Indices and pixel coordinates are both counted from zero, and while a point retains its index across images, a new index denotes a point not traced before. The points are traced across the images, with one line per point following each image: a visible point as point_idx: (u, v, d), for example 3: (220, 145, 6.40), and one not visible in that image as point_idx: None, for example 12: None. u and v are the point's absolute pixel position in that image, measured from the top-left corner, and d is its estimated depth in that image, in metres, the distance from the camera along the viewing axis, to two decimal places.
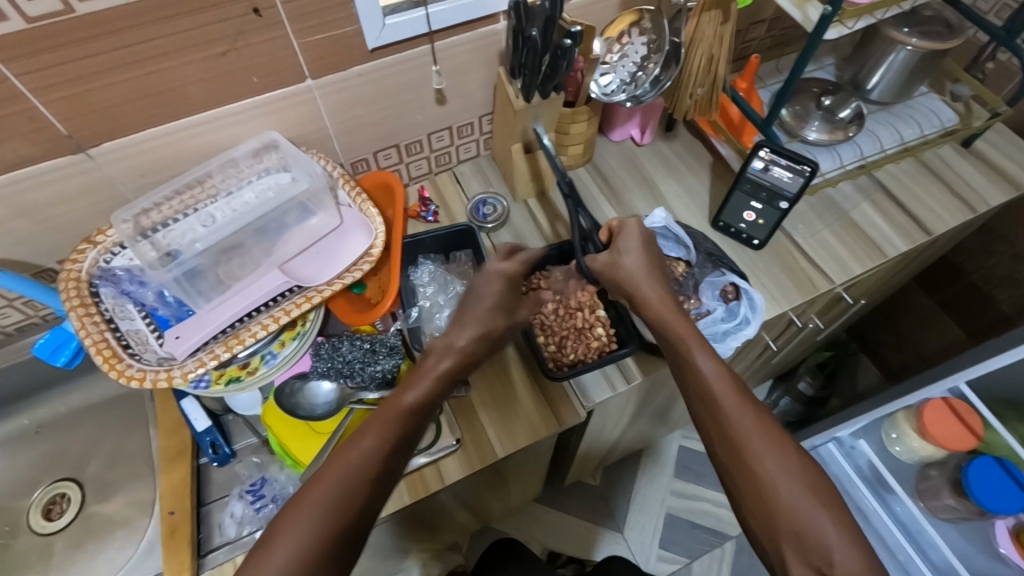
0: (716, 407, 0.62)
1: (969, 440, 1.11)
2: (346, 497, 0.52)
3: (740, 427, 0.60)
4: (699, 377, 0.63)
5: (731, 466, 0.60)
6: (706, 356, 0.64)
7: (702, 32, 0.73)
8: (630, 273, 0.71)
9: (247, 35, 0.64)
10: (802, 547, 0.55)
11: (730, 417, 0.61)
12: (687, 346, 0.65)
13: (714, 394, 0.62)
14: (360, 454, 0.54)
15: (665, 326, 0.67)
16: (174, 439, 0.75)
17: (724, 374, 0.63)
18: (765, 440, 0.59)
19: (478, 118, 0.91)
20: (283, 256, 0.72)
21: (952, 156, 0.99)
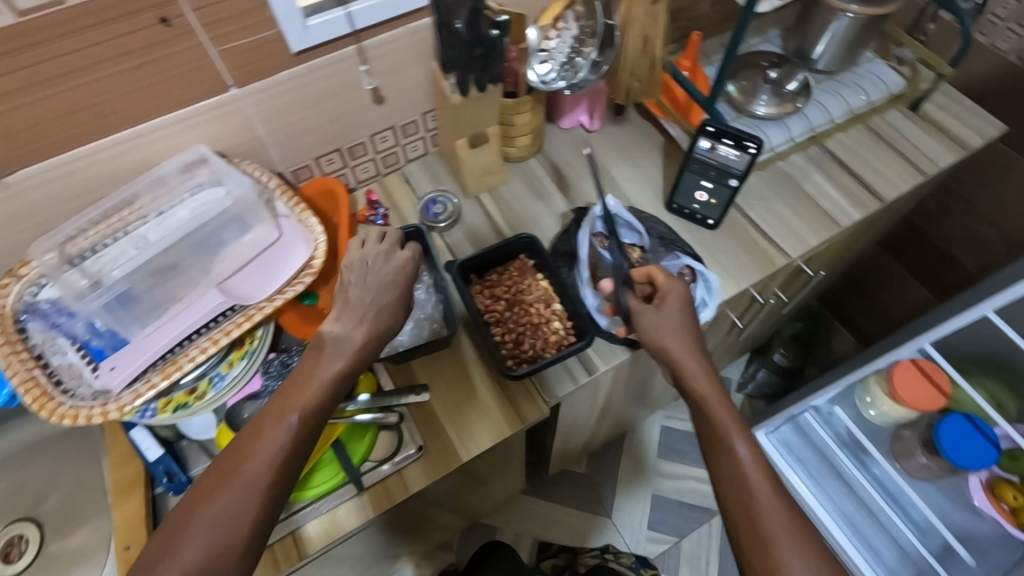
0: (744, 495, 0.59)
1: (939, 398, 1.12)
2: (233, 525, 0.52)
3: (772, 524, 0.57)
4: (733, 467, 0.60)
5: (750, 554, 0.57)
6: (745, 443, 0.61)
7: (634, 12, 0.72)
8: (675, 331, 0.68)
9: (159, 46, 0.61)
10: None
11: (760, 508, 0.58)
12: (725, 434, 0.62)
13: (747, 482, 0.59)
14: (245, 472, 0.53)
15: (704, 412, 0.65)
16: (125, 470, 0.73)
17: (761, 462, 0.60)
18: (794, 540, 0.56)
19: (422, 115, 0.89)
20: (220, 275, 0.69)
21: (901, 121, 0.99)
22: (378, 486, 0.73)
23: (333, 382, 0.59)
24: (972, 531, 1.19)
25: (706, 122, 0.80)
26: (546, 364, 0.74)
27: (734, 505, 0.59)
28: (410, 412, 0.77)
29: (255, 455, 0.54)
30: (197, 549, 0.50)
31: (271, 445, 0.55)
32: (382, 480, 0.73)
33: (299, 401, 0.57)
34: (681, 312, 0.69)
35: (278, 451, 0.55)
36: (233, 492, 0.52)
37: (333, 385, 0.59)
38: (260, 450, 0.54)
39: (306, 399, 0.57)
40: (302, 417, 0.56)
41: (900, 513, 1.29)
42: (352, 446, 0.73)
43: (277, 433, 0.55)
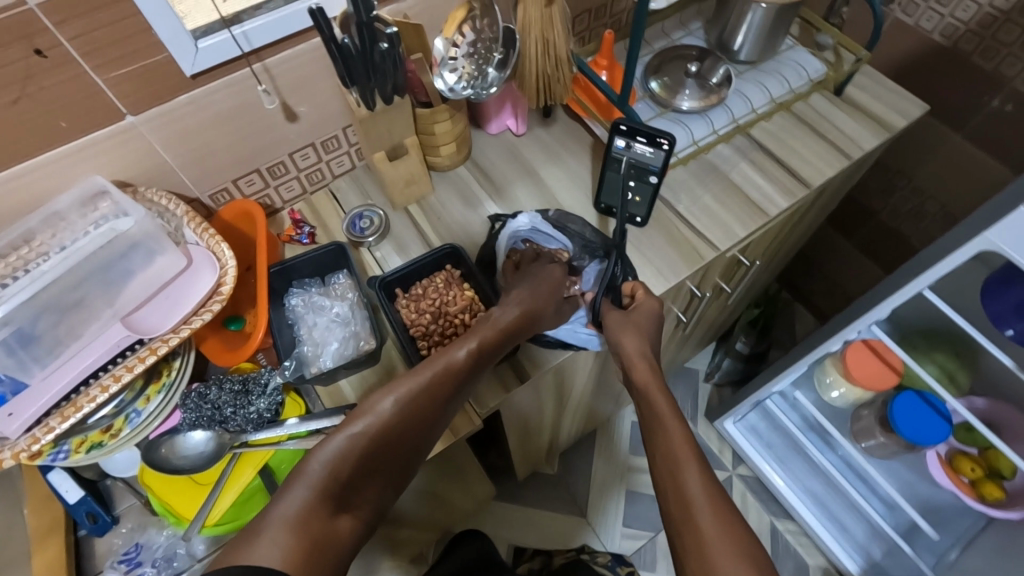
0: (701, 537, 0.53)
1: (890, 375, 1.13)
2: (301, 517, 0.50)
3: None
4: (681, 493, 0.56)
5: (676, 526, 0.55)
6: (699, 482, 0.57)
7: (528, 16, 0.69)
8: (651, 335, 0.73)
9: (37, 78, 0.59)
10: None
11: (684, 475, 0.57)
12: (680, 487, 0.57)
13: (677, 457, 0.59)
14: (310, 478, 0.52)
15: (663, 432, 0.62)
16: (45, 515, 0.71)
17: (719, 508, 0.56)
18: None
19: (342, 129, 0.88)
20: (125, 308, 0.67)
21: (826, 105, 0.99)
22: None
23: (423, 389, 0.61)
24: (935, 503, 1.26)
25: (620, 121, 0.79)
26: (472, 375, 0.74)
27: (688, 536, 0.54)
28: None
29: (326, 463, 0.54)
30: (276, 534, 0.48)
31: (351, 452, 0.55)
32: None
33: (376, 410, 0.58)
34: (650, 320, 0.74)
35: (354, 458, 0.55)
36: (303, 505, 0.50)
37: (430, 389, 0.62)
38: (330, 458, 0.54)
39: (386, 410, 0.59)
40: (385, 422, 0.58)
41: (867, 489, 1.36)
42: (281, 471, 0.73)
43: (346, 450, 0.55)
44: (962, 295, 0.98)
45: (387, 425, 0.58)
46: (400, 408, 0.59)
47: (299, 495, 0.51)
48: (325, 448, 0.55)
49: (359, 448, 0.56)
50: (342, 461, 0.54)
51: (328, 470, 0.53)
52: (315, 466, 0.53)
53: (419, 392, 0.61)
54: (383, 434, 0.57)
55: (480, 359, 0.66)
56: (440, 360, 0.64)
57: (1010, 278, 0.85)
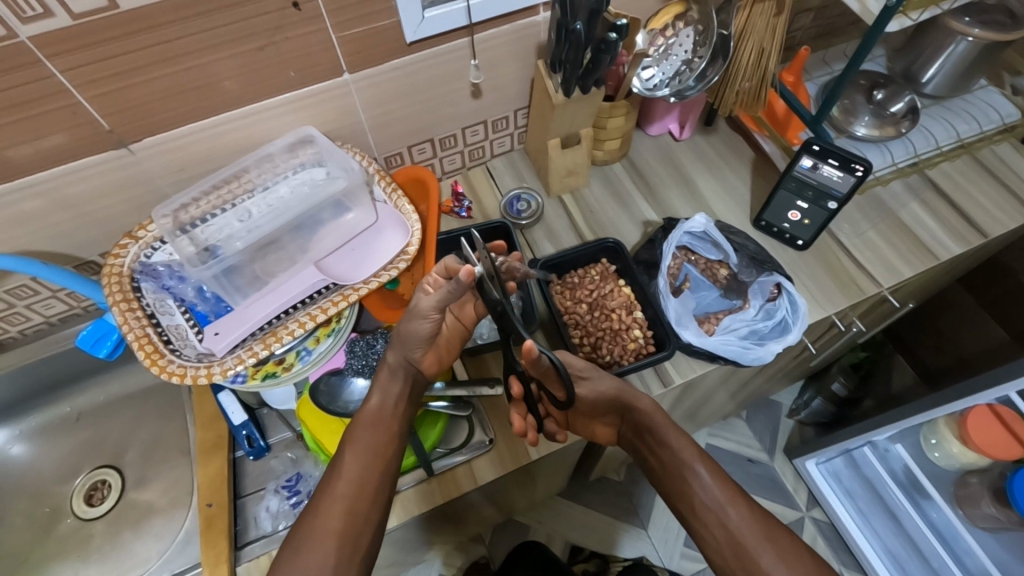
0: (685, 481, 0.65)
1: (1016, 449, 1.06)
2: (337, 529, 0.56)
3: (733, 515, 0.62)
4: (664, 451, 0.67)
5: (665, 475, 0.67)
6: (704, 468, 0.65)
7: (753, 24, 0.71)
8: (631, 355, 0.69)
9: (285, 29, 0.63)
10: (705, 522, 0.63)
11: (658, 435, 0.67)
12: (685, 461, 0.65)
13: (651, 426, 0.68)
14: (332, 495, 0.58)
15: (638, 409, 0.68)
16: (211, 431, 0.76)
17: (721, 481, 0.65)
18: (773, 548, 0.60)
19: (514, 111, 0.90)
20: (318, 254, 0.72)
21: (1009, 154, 0.94)
22: (447, 475, 0.74)
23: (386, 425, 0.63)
24: None
25: (812, 141, 0.77)
26: (623, 374, 0.73)
27: (677, 486, 0.65)
28: (483, 405, 0.78)
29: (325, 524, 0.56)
30: (320, 546, 0.55)
31: (340, 503, 0.58)
32: (452, 468, 0.74)
33: (345, 462, 0.60)
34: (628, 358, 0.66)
35: (351, 502, 0.58)
36: (332, 558, 0.54)
37: (389, 414, 0.64)
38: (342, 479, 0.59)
39: (353, 458, 0.60)
40: (361, 465, 0.60)
41: (953, 558, 1.25)
42: (424, 432, 0.74)
43: (328, 506, 0.57)
44: None
45: (364, 457, 0.60)
46: (368, 447, 0.61)
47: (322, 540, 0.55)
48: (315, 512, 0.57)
49: (348, 497, 0.58)
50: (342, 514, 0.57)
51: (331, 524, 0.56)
52: (322, 526, 0.56)
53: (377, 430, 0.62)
54: (365, 457, 0.60)
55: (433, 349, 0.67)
56: (383, 386, 0.65)
57: None
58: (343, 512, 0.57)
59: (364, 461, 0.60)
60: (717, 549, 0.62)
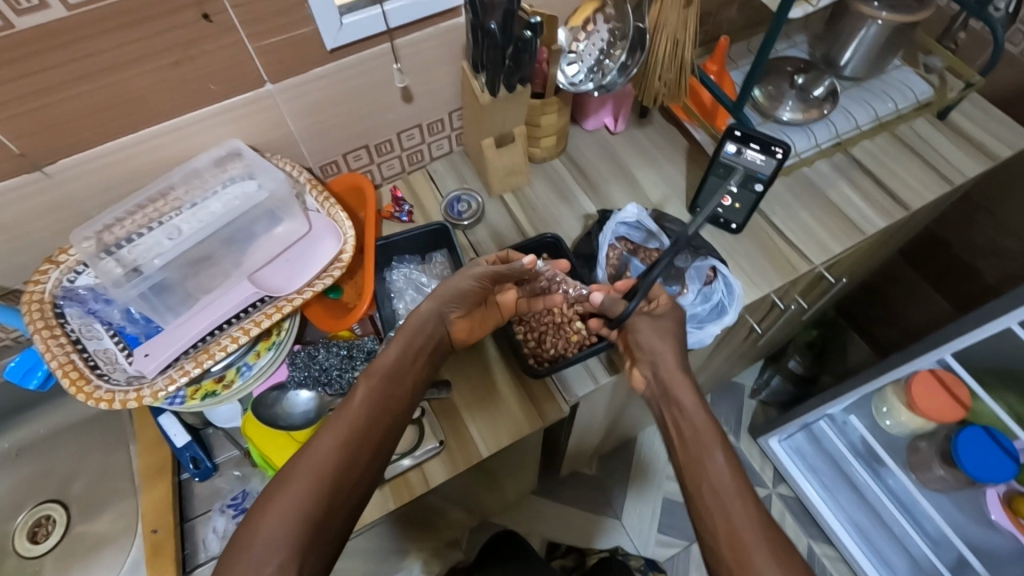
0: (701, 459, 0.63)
1: (956, 410, 1.12)
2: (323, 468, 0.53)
3: (734, 506, 0.58)
4: (688, 425, 0.66)
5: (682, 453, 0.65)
6: (723, 455, 0.62)
7: (666, 17, 0.73)
8: (651, 338, 0.71)
9: (199, 42, 0.62)
10: (709, 502, 0.60)
11: (684, 411, 0.67)
12: (708, 441, 0.64)
13: (675, 396, 0.68)
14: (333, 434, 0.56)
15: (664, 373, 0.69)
16: (153, 456, 0.74)
17: (737, 474, 0.61)
18: (769, 547, 0.55)
19: (449, 113, 0.90)
20: (251, 267, 0.71)
21: (928, 130, 0.98)
22: (398, 478, 0.74)
23: (398, 380, 0.62)
24: (986, 545, 1.19)
25: (733, 127, 0.80)
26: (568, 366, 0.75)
27: (692, 466, 0.63)
28: (431, 407, 0.77)
29: (314, 461, 0.53)
30: (299, 490, 0.52)
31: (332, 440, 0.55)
32: (402, 473, 0.74)
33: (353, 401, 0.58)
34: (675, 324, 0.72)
35: (347, 446, 0.55)
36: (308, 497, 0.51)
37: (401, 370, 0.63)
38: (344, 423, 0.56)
39: (361, 402, 0.58)
40: (365, 413, 0.58)
41: (914, 525, 1.30)
42: None
43: (326, 444, 0.55)
44: None
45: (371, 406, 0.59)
46: (377, 395, 0.60)
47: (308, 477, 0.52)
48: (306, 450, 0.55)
49: (341, 437, 0.56)
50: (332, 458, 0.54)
51: (322, 466, 0.53)
52: (313, 458, 0.54)
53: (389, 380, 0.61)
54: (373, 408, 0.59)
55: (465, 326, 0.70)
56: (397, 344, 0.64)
57: None
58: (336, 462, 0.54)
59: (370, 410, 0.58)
60: (710, 534, 0.58)
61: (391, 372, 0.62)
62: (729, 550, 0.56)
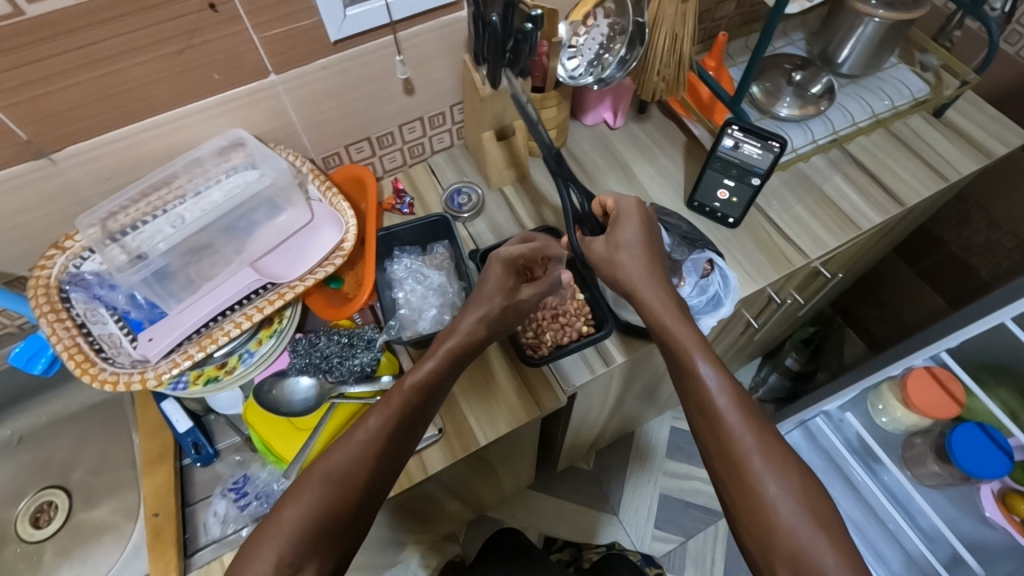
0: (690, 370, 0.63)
1: (953, 408, 1.13)
2: (347, 478, 0.56)
3: (729, 417, 0.60)
4: (671, 339, 0.65)
5: (675, 370, 0.65)
6: (708, 366, 0.63)
7: (664, 11, 0.73)
8: (630, 272, 0.69)
9: (203, 31, 0.63)
10: (705, 415, 0.62)
11: (667, 327, 0.66)
12: (689, 355, 0.63)
13: (656, 311, 0.67)
14: (354, 446, 0.57)
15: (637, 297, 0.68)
16: (155, 441, 0.75)
17: (725, 386, 0.62)
18: (765, 458, 0.58)
19: (449, 107, 0.91)
20: (254, 254, 0.72)
21: (923, 127, 0.99)
22: None
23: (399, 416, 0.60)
24: (979, 540, 1.20)
25: (732, 120, 0.81)
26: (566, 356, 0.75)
27: (686, 380, 0.64)
28: None
29: (302, 514, 0.54)
30: (309, 503, 0.54)
31: (355, 449, 0.57)
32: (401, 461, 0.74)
33: (372, 416, 0.59)
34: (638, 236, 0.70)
35: (340, 493, 0.55)
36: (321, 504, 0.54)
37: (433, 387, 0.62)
38: (370, 435, 0.58)
39: (377, 415, 0.59)
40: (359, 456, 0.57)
41: (908, 520, 1.31)
42: None
43: (317, 486, 0.55)
44: None
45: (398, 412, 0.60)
46: (375, 436, 0.58)
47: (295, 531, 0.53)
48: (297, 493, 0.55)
49: (364, 445, 0.57)
50: (320, 510, 0.54)
51: (310, 518, 0.54)
52: (335, 462, 0.56)
53: (419, 394, 0.61)
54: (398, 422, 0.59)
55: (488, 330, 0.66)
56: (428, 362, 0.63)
57: None
58: (343, 472, 0.56)
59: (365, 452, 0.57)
60: (709, 450, 0.62)
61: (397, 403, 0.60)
62: (725, 463, 0.60)
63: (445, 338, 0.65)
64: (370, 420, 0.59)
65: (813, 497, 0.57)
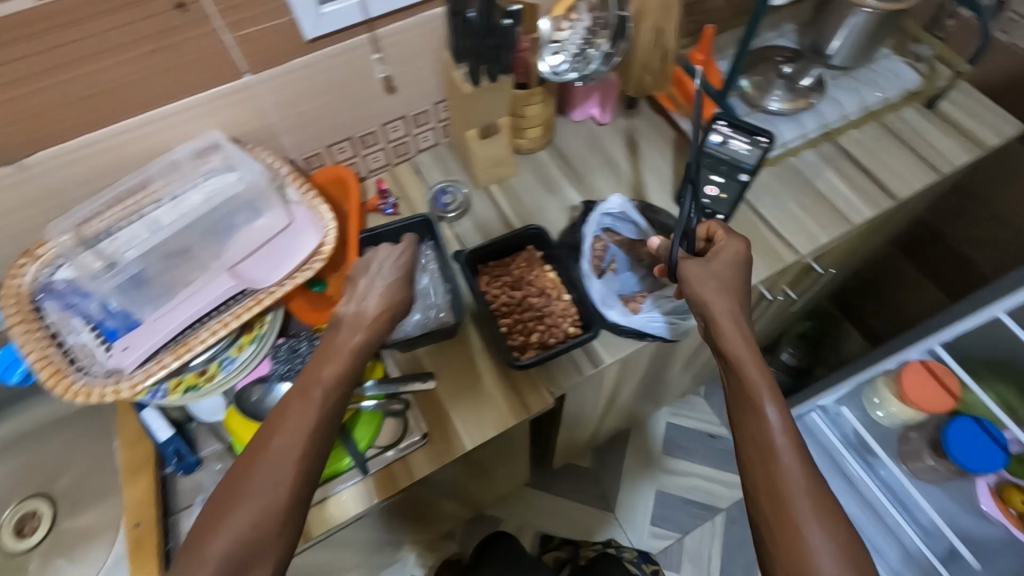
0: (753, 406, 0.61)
1: (948, 402, 1.11)
2: (273, 489, 0.52)
3: (784, 458, 0.57)
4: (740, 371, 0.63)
5: (736, 403, 0.63)
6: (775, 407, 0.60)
7: (647, 6, 0.73)
8: (710, 295, 0.67)
9: (175, 31, 0.62)
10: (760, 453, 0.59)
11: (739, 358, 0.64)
12: (755, 392, 0.61)
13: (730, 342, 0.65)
14: (278, 451, 0.54)
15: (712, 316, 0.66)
16: (137, 450, 0.74)
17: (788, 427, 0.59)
18: (814, 503, 0.55)
19: (433, 105, 0.89)
20: (232, 259, 0.70)
21: (917, 119, 0.97)
22: (382, 471, 0.73)
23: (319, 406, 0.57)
24: (975, 534, 1.19)
25: (719, 116, 0.81)
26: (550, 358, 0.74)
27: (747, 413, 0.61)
28: (416, 399, 0.77)
29: (240, 524, 0.51)
30: (243, 518, 0.51)
31: (288, 454, 0.54)
32: (387, 465, 0.73)
33: (288, 415, 0.56)
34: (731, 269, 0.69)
35: (273, 498, 0.52)
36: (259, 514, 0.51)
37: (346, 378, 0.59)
38: (294, 439, 0.54)
39: (295, 414, 0.56)
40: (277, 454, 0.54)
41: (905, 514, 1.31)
42: (356, 432, 0.72)
43: (244, 496, 0.52)
44: None
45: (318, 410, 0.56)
46: (299, 438, 0.55)
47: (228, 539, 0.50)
48: (228, 502, 0.52)
49: (292, 449, 0.54)
50: (258, 514, 0.51)
51: (241, 529, 0.51)
52: (264, 470, 0.53)
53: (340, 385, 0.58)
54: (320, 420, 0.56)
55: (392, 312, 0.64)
56: (342, 352, 0.60)
57: None
58: (277, 478, 0.53)
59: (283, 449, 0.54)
60: (754, 487, 0.58)
61: (317, 396, 0.57)
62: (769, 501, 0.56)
63: (356, 329, 0.61)
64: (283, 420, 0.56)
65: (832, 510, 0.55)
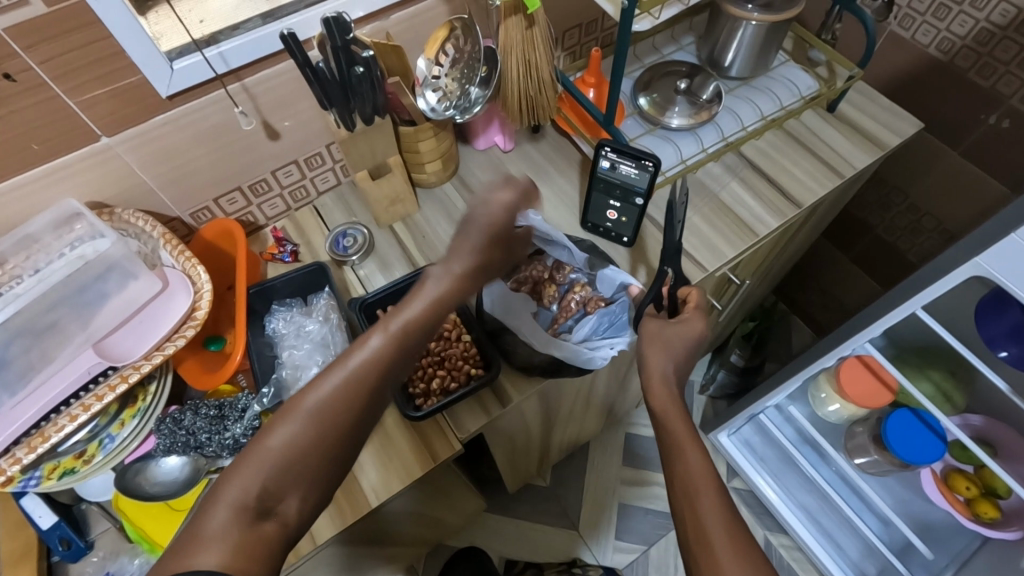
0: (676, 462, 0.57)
1: (885, 393, 1.09)
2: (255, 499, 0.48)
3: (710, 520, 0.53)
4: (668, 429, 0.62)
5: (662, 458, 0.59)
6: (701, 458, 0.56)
7: (510, 38, 0.71)
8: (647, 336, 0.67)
9: (6, 101, 0.58)
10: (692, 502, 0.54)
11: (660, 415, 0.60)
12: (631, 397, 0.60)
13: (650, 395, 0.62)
14: (267, 458, 0.49)
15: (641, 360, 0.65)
16: (17, 541, 0.70)
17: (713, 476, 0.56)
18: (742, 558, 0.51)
19: (326, 146, 0.87)
20: (99, 332, 0.66)
21: (818, 122, 0.98)
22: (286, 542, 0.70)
23: (342, 394, 0.52)
24: (928, 521, 1.21)
25: (604, 143, 0.78)
26: (441, 409, 0.71)
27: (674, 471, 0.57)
28: None
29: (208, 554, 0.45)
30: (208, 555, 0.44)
31: (275, 460, 0.49)
32: None
33: (279, 423, 0.50)
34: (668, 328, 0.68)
35: (248, 519, 0.47)
36: (230, 545, 0.45)
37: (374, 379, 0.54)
38: (282, 443, 0.50)
39: (287, 422, 0.50)
40: (296, 439, 0.50)
41: (860, 505, 1.31)
42: None
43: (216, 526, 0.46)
44: (956, 314, 0.97)
45: (321, 417, 0.51)
46: (291, 443, 0.50)
47: (214, 550, 0.45)
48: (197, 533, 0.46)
49: (276, 456, 0.49)
50: (231, 542, 0.45)
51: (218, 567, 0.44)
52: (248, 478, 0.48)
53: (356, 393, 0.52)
54: (322, 428, 0.51)
55: (435, 308, 0.58)
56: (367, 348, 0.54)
57: (1003, 301, 0.85)
58: (261, 493, 0.48)
59: (300, 436, 0.50)
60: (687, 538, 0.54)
61: (332, 386, 0.52)
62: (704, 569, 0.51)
63: (392, 322, 0.56)
64: (287, 419, 0.51)
65: (746, 548, 0.51)
